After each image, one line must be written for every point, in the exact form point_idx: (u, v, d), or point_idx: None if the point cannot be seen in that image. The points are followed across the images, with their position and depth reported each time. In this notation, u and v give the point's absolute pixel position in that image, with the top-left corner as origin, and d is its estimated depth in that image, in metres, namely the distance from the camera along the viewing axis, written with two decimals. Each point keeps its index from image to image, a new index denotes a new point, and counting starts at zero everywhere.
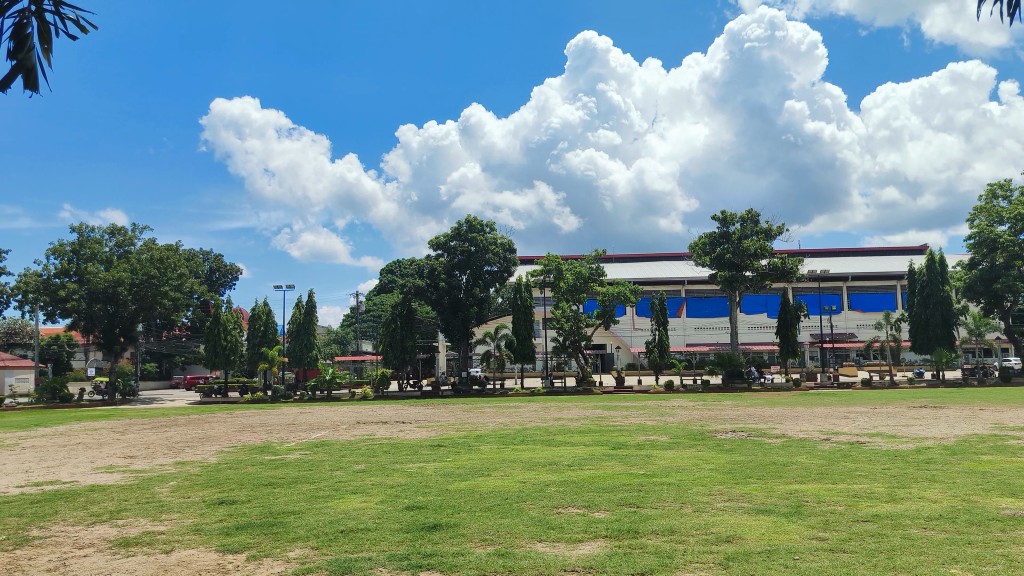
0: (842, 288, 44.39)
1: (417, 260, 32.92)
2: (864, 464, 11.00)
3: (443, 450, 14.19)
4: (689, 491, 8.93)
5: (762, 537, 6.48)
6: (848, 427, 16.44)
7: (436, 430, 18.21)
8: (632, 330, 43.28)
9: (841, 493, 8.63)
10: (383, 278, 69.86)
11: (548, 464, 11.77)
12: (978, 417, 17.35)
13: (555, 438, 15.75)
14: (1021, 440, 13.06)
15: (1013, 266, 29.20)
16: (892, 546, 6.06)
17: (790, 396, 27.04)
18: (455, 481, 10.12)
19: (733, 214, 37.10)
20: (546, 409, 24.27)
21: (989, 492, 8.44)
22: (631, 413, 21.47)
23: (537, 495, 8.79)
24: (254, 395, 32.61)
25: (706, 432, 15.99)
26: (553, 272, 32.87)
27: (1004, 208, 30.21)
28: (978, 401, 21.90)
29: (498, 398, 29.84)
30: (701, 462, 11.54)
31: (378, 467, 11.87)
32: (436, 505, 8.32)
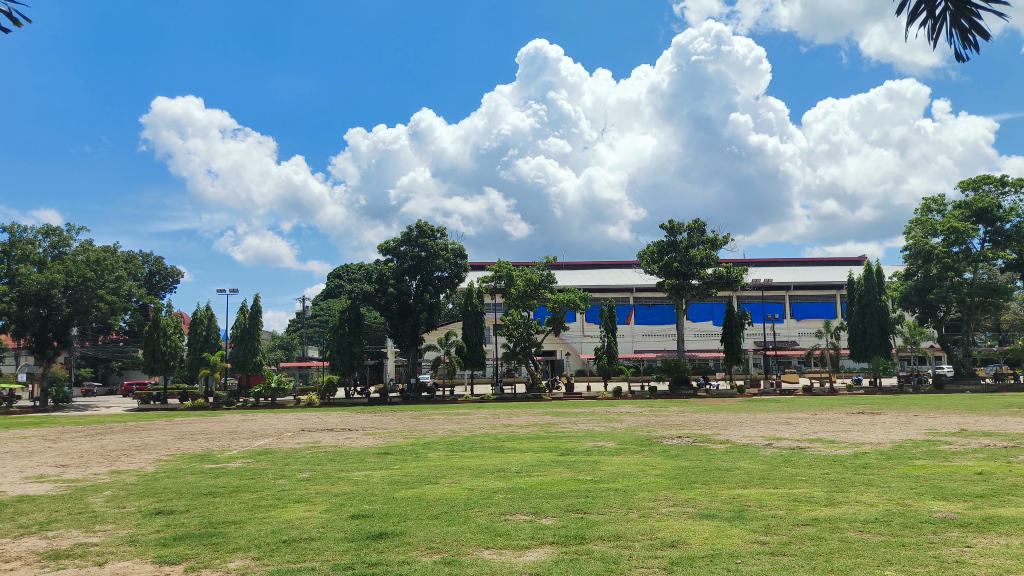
0: (784, 297, 45.28)
1: (365, 265, 32.37)
2: (804, 469, 11.15)
3: (390, 457, 13.97)
4: (635, 496, 8.92)
5: (705, 542, 6.47)
6: (790, 432, 16.72)
7: (384, 438, 17.96)
8: (581, 337, 43.40)
9: (782, 497, 8.72)
10: (330, 283, 68.83)
11: (495, 471, 11.67)
12: (913, 423, 17.81)
13: (503, 444, 15.65)
14: (953, 445, 13.46)
15: (945, 277, 30.22)
16: (831, 549, 6.10)
17: (735, 402, 27.45)
18: (402, 489, 9.93)
19: (679, 223, 37.58)
20: (495, 415, 24.15)
21: (922, 496, 8.61)
22: (580, 419, 21.56)
23: (486, 503, 8.65)
24: (195, 403, 31.71)
25: (652, 438, 16.09)
26: (504, 279, 32.69)
27: (938, 221, 31.26)
28: (913, 409, 22.50)
29: (447, 404, 29.64)
30: (647, 468, 11.60)
31: (323, 475, 11.60)
32: (382, 513, 8.11)
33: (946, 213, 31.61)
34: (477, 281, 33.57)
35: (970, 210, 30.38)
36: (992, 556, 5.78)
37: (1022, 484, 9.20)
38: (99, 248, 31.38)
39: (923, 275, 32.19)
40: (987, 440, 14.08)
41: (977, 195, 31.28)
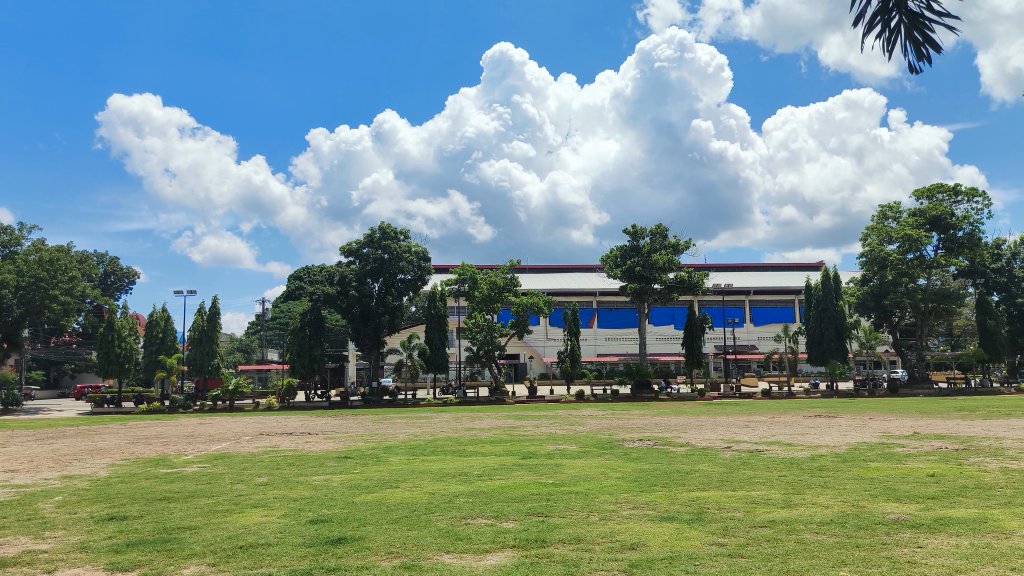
0: (744, 302, 45.87)
1: (327, 267, 31.91)
2: (762, 471, 11.26)
3: (350, 461, 13.76)
4: (596, 499, 8.88)
5: (665, 544, 6.46)
6: (749, 435, 16.89)
7: (344, 442, 17.73)
8: (544, 341, 43.40)
9: (740, 499, 8.76)
10: (291, 285, 67.91)
11: (457, 475, 11.55)
12: (868, 426, 18.09)
13: (465, 448, 15.53)
14: (906, 448, 13.71)
15: (900, 283, 30.86)
16: (787, 551, 6.11)
17: (695, 405, 27.71)
18: (362, 493, 9.75)
19: (641, 228, 37.85)
20: (457, 419, 23.98)
21: (876, 497, 8.72)
22: (542, 422, 21.53)
23: (446, 507, 8.54)
24: (151, 406, 31.04)
25: (614, 441, 16.14)
26: (468, 282, 32.53)
27: (893, 228, 31.92)
28: (869, 412, 22.89)
29: (409, 408, 29.40)
30: (608, 470, 11.62)
31: (282, 480, 11.37)
32: (341, 518, 7.95)
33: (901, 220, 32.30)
34: (440, 284, 33.41)
35: (925, 217, 30.94)
36: (944, 556, 5.86)
37: (972, 485, 9.38)
38: (51, 247, 30.51)
39: (880, 282, 32.77)
40: (939, 442, 14.39)
41: (931, 203, 32.04)
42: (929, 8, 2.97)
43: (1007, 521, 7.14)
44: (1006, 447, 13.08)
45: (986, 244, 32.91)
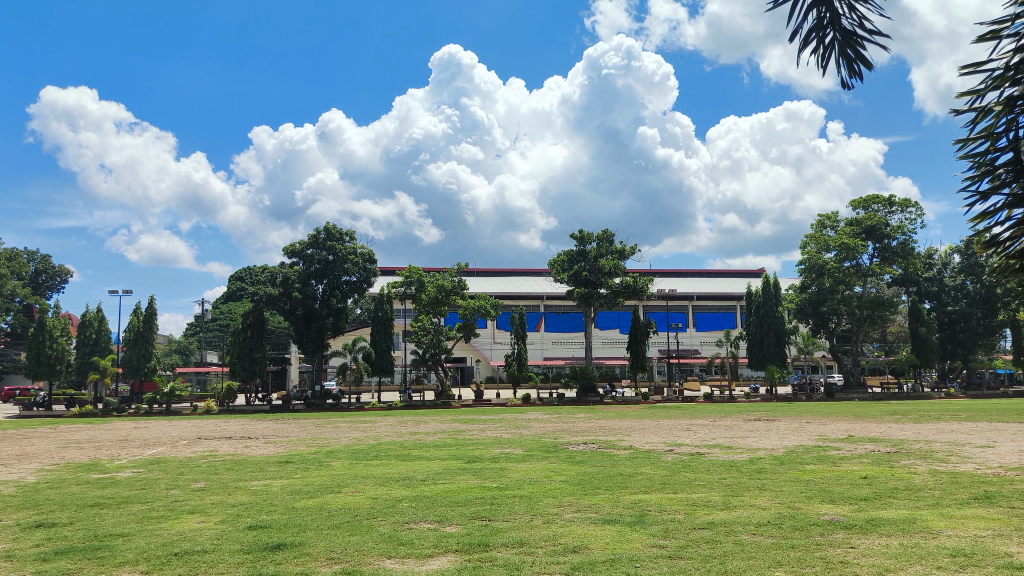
0: (687, 307, 46.45)
1: (270, 267, 31.23)
2: (703, 473, 11.38)
3: (291, 466, 13.44)
4: (539, 503, 8.83)
5: (606, 547, 6.41)
6: (691, 438, 17.09)
7: (286, 446, 17.34)
8: (491, 344, 43.31)
9: (681, 501, 8.82)
10: (231, 285, 66.37)
11: (400, 479, 11.36)
12: (805, 430, 18.47)
13: (409, 452, 15.33)
14: (841, 450, 14.05)
15: (837, 290, 31.63)
16: (725, 552, 6.15)
17: (639, 408, 27.99)
18: (302, 498, 9.50)
19: (588, 233, 38.12)
20: (402, 422, 23.69)
21: (812, 499, 8.87)
22: (487, 426, 21.40)
23: (389, 511, 8.37)
24: (82, 409, 29.86)
25: (559, 444, 16.11)
26: (414, 285, 32.13)
27: (831, 237, 32.75)
28: (806, 415, 23.40)
29: (352, 412, 28.92)
30: (552, 474, 11.59)
31: (219, 485, 11.02)
32: (281, 524, 7.71)
33: (839, 229, 33.10)
34: (387, 287, 32.98)
35: (860, 226, 31.79)
36: (875, 556, 5.96)
37: (902, 487, 9.63)
38: None
39: (818, 289, 33.52)
40: (872, 446, 14.76)
41: (866, 213, 33.00)
42: (860, 26, 2.98)
43: (934, 521, 7.34)
44: (935, 451, 13.49)
45: (918, 253, 34.00)
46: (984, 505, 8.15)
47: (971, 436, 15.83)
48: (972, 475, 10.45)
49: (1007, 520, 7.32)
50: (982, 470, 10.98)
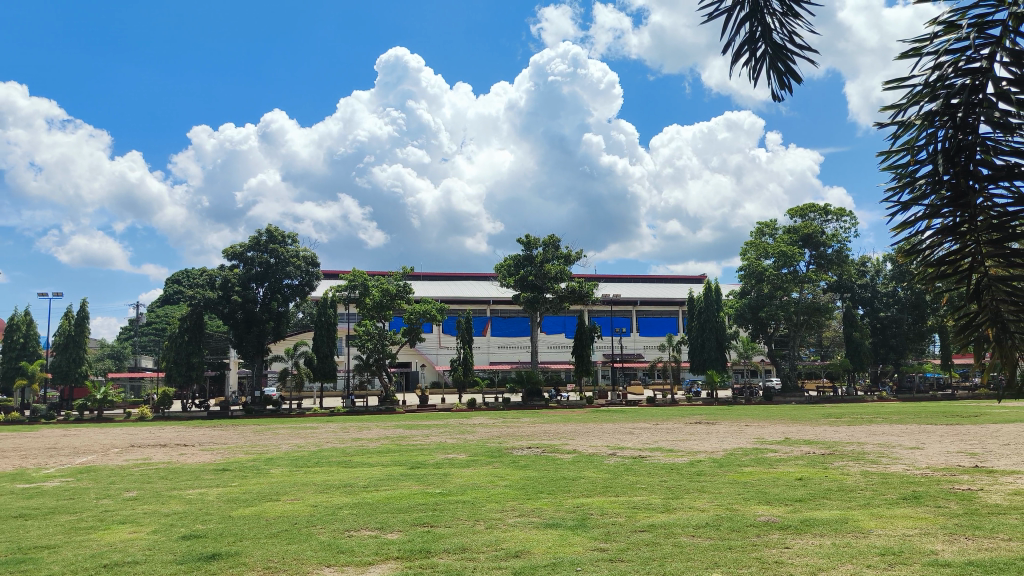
0: (631, 312, 46.97)
1: (208, 270, 30.30)
2: (644, 477, 11.45)
3: (228, 473, 13.07)
4: (482, 508, 8.74)
5: (548, 550, 6.38)
6: (633, 441, 17.25)
7: (223, 453, 16.88)
8: (437, 348, 43.05)
9: (622, 505, 8.83)
10: (169, 289, 64.61)
11: (341, 486, 11.12)
12: (744, 432, 18.82)
13: (351, 459, 15.06)
14: (778, 452, 14.34)
15: (775, 296, 32.35)
16: (664, 554, 6.18)
17: (584, 412, 28.16)
18: (239, 507, 9.22)
19: (535, 238, 38.17)
20: (345, 428, 23.36)
21: (749, 501, 8.99)
22: (432, 431, 21.23)
23: (329, 519, 8.17)
24: (8, 416, 28.56)
25: (503, 449, 16.05)
26: (358, 288, 31.60)
27: (770, 244, 33.53)
28: (744, 418, 23.85)
29: (294, 418, 28.35)
30: (496, 479, 11.51)
31: (153, 494, 10.63)
32: (216, 533, 7.46)
33: (777, 237, 33.87)
34: (330, 291, 32.42)
35: (798, 234, 32.60)
36: (808, 556, 6.05)
37: (835, 488, 9.86)
38: None
39: (756, 295, 33.91)
40: (807, 447, 15.12)
41: (803, 221, 33.86)
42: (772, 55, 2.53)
43: (865, 521, 7.50)
44: (867, 452, 13.89)
45: (852, 260, 35.02)
46: (913, 505, 8.38)
47: (901, 438, 16.35)
48: (902, 476, 10.78)
49: (933, 519, 7.54)
50: (911, 471, 11.32)
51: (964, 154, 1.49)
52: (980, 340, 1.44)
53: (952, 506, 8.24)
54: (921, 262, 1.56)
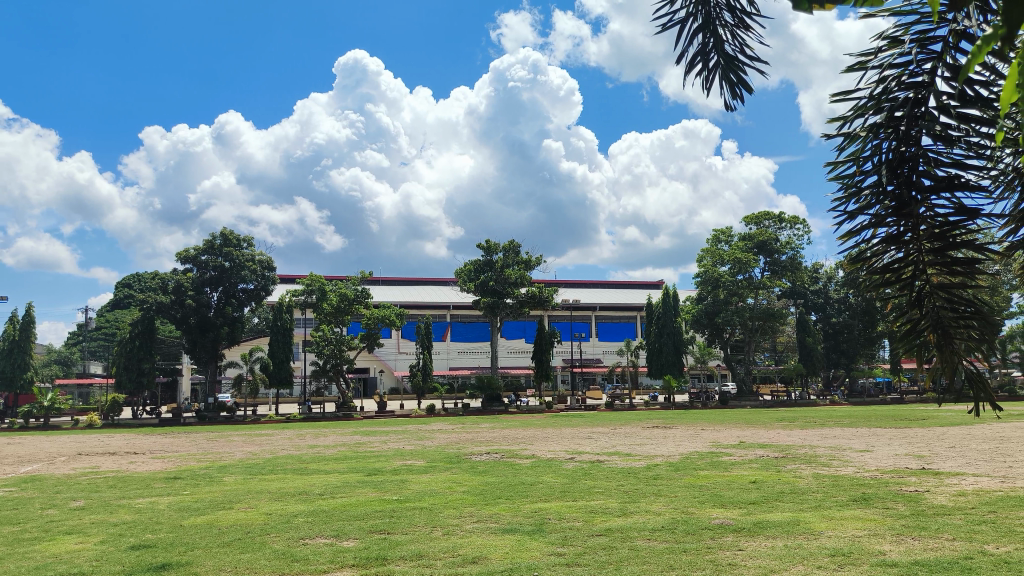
0: (590, 318, 47.18)
1: (159, 273, 29.54)
2: (602, 481, 11.48)
3: (180, 482, 12.75)
4: (440, 514, 8.66)
5: (505, 556, 6.34)
6: (591, 446, 17.30)
7: (175, 461, 16.47)
8: (396, 354, 42.67)
9: (579, 509, 8.84)
10: (119, 293, 63.00)
11: (296, 494, 10.93)
12: (700, 436, 19.02)
13: (307, 466, 14.80)
14: (733, 456, 14.49)
15: (731, 302, 32.82)
16: (621, 557, 6.19)
17: (542, 418, 28.12)
18: (192, 516, 8.99)
19: (495, 243, 38.08)
20: (300, 435, 23.00)
21: (704, 504, 9.06)
22: (390, 438, 20.98)
23: (284, 527, 8.01)
24: None
25: (462, 454, 15.95)
26: (315, 293, 31.14)
27: (726, 251, 33.93)
28: (701, 422, 24.05)
29: (248, 425, 27.81)
30: (454, 485, 11.42)
31: (101, 504, 10.30)
32: (166, 543, 7.26)
33: (732, 243, 34.33)
34: (287, 295, 31.91)
35: (753, 241, 33.12)
36: (761, 558, 6.11)
37: (787, 490, 10.00)
38: None
39: (713, 300, 34.34)
40: (761, 451, 15.32)
41: (758, 229, 34.40)
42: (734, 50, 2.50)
43: (816, 522, 7.63)
44: (819, 455, 14.14)
45: (805, 267, 35.64)
46: (863, 506, 8.53)
47: (852, 441, 16.66)
48: (852, 478, 10.97)
49: (882, 520, 7.68)
50: (860, 473, 11.54)
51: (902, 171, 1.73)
52: (921, 346, 1.60)
53: (900, 508, 8.41)
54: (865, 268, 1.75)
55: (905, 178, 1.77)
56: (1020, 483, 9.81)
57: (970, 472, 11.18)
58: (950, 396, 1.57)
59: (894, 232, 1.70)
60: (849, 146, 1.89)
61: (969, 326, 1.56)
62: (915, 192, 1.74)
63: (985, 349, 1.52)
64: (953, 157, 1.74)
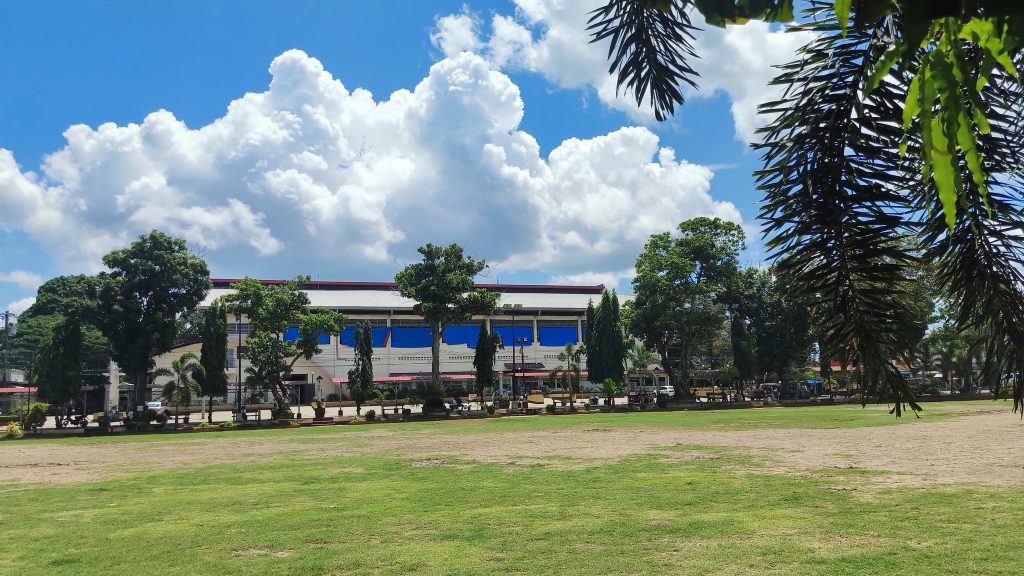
0: (532, 322, 47.25)
1: (85, 277, 28.34)
2: (541, 485, 11.50)
3: (105, 494, 12.23)
4: (378, 522, 8.51)
5: (444, 562, 6.26)
6: (531, 450, 17.28)
7: (101, 473, 15.80)
8: (334, 360, 41.95)
9: (519, 513, 8.81)
10: (41, 298, 60.37)
11: (229, 504, 10.60)
12: (638, 439, 19.19)
13: (240, 475, 14.40)
14: (670, 458, 14.66)
15: (668, 306, 33.25)
16: (560, 561, 6.17)
17: (484, 423, 27.94)
18: (118, 529, 8.63)
19: (436, 248, 37.77)
20: (234, 444, 22.41)
21: (642, 505, 9.14)
22: (328, 445, 20.57)
23: (216, 538, 7.76)
24: None
25: (402, 461, 15.74)
26: (250, 298, 30.27)
27: (663, 257, 34.38)
28: (640, 425, 24.27)
29: (180, 434, 26.91)
30: (393, 491, 11.25)
31: (20, 518, 9.80)
32: (91, 557, 6.95)
33: (670, 249, 34.81)
34: (221, 300, 30.98)
35: (690, 247, 33.63)
36: (696, 557, 6.18)
37: (721, 490, 10.17)
38: None
39: (651, 305, 34.73)
40: (697, 452, 15.54)
41: (694, 235, 34.96)
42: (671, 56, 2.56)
43: (748, 522, 7.77)
44: (753, 456, 14.43)
45: (740, 272, 36.33)
46: (793, 505, 8.73)
47: (784, 441, 17.05)
48: (784, 478, 11.22)
49: (811, 518, 7.86)
50: (791, 473, 11.83)
51: (828, 176, 1.93)
52: (845, 350, 1.86)
53: (828, 506, 8.64)
54: (793, 274, 1.95)
55: (830, 186, 1.94)
56: (941, 481, 10.18)
57: (895, 470, 11.57)
58: (875, 398, 1.80)
59: (818, 240, 1.90)
60: (778, 155, 2.06)
61: (886, 333, 1.82)
62: (839, 202, 1.92)
63: (906, 350, 1.80)
64: (871, 166, 1.94)
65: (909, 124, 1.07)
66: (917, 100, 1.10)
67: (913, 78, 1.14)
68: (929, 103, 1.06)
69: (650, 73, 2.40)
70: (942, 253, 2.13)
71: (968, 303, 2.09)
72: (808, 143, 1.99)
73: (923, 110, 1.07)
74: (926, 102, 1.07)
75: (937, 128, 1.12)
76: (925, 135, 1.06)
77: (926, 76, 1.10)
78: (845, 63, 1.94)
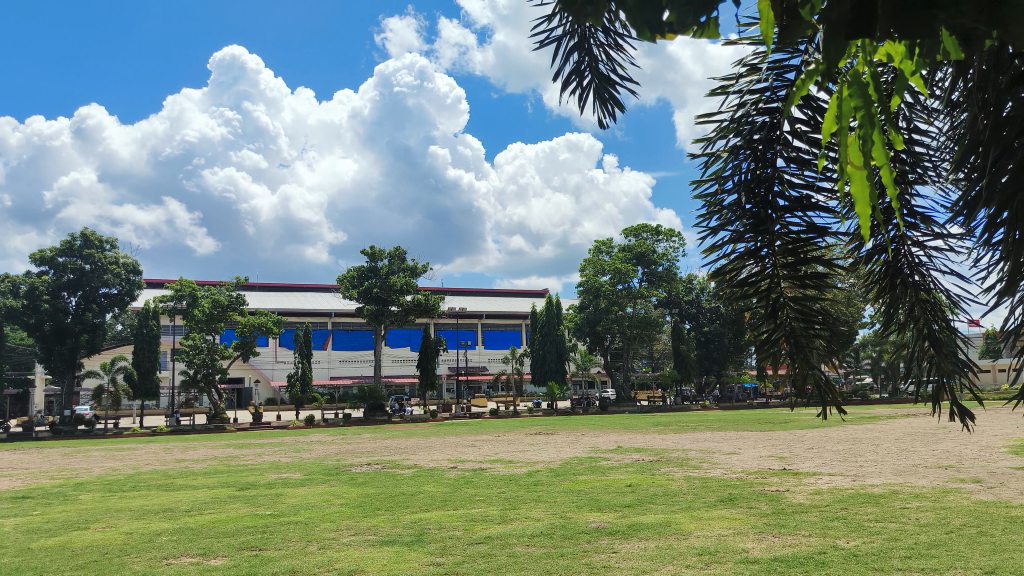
0: (476, 325, 47.10)
1: (9, 275, 27.03)
2: (483, 488, 11.44)
3: (28, 502, 11.66)
4: (316, 528, 8.33)
5: (383, 568, 6.16)
6: (472, 454, 17.19)
7: (23, 480, 15.07)
8: (273, 363, 41.09)
9: (459, 518, 8.74)
10: None
11: (161, 511, 10.25)
12: (579, 442, 19.29)
13: (173, 481, 13.93)
14: (611, 460, 14.76)
15: (610, 310, 33.53)
16: (499, 564, 6.13)
17: (426, 427, 27.65)
18: (40, 538, 8.24)
19: (379, 250, 37.36)
20: (166, 449, 21.65)
21: (582, 508, 9.17)
22: (265, 450, 20.08)
23: (145, 547, 7.48)
24: None
25: (341, 466, 15.47)
26: (185, 299, 29.32)
27: (606, 261, 34.66)
28: (582, 428, 24.38)
29: (110, 439, 25.90)
30: (332, 497, 11.05)
31: None
32: (10, 568, 6.61)
33: (613, 254, 35.13)
34: (154, 301, 29.95)
35: (633, 252, 34.00)
36: (634, 559, 6.22)
37: (660, 492, 10.29)
38: None
39: (594, 309, 34.97)
40: (638, 455, 15.69)
41: (636, 240, 35.39)
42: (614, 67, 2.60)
43: (686, 523, 7.87)
44: (692, 458, 14.63)
45: (681, 278, 36.91)
46: (728, 506, 8.88)
47: (721, 444, 17.37)
48: (720, 480, 11.42)
49: (746, 519, 8.00)
50: (727, 475, 12.05)
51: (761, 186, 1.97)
52: (777, 354, 1.90)
53: (762, 506, 8.83)
54: (728, 281, 1.99)
55: (763, 196, 1.98)
56: (870, 481, 10.51)
57: (827, 471, 11.87)
58: (804, 400, 1.85)
59: (751, 247, 1.93)
60: (714, 165, 2.10)
61: (816, 338, 1.88)
62: (771, 212, 1.96)
63: (835, 355, 1.85)
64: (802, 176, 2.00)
65: (825, 140, 1.06)
66: (832, 115, 1.08)
67: (832, 95, 1.12)
68: (845, 120, 1.05)
69: (592, 82, 2.42)
70: (869, 261, 2.20)
71: (892, 310, 2.14)
72: (743, 154, 2.05)
73: (840, 126, 1.06)
74: (840, 120, 1.05)
75: (851, 144, 1.12)
76: (839, 152, 1.06)
77: (843, 93, 1.08)
78: (779, 78, 2.00)
